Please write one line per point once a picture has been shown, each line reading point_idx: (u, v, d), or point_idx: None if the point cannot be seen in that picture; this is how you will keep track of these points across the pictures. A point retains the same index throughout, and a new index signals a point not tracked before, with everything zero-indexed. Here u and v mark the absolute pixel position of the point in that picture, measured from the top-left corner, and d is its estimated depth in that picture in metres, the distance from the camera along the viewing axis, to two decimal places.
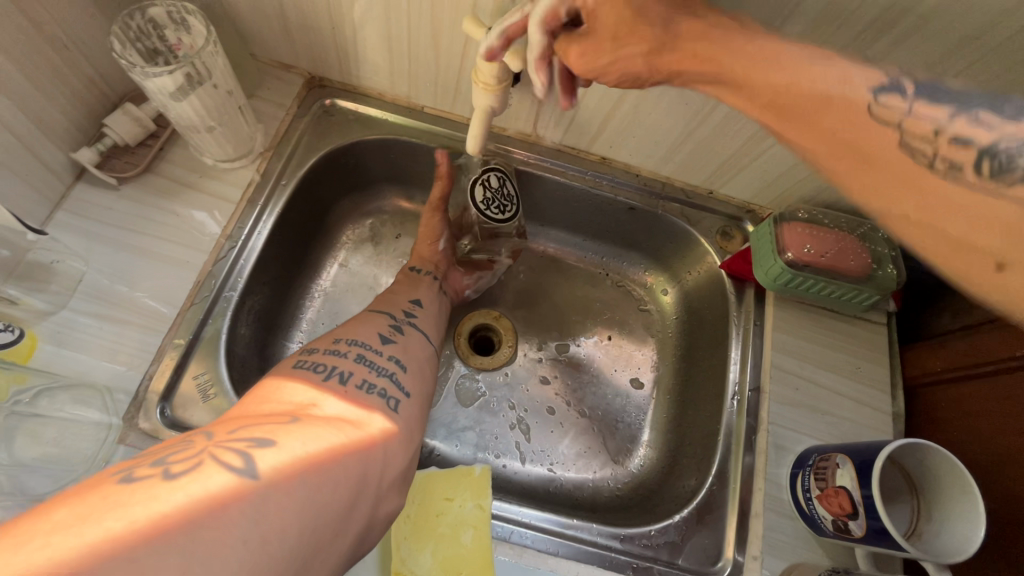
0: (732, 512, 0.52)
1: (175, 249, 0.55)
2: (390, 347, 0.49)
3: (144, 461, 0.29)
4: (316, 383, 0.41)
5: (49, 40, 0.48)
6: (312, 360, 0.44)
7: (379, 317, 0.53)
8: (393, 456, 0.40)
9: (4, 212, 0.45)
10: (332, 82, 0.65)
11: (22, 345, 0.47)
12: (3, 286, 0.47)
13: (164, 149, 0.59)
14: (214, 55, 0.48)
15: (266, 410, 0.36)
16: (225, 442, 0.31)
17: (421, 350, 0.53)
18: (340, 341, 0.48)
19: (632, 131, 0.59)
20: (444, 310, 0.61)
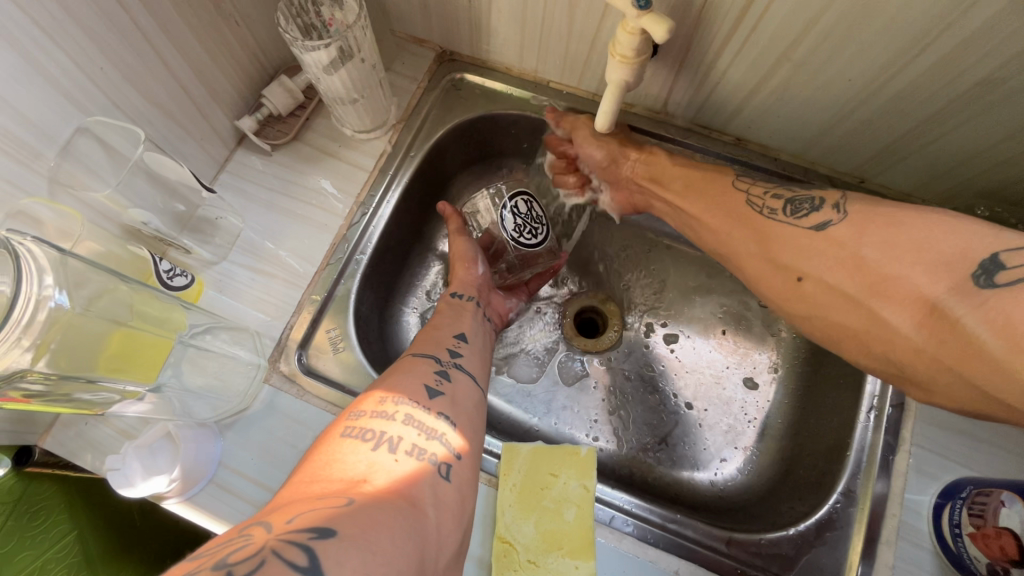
0: (859, 535, 0.48)
1: (315, 212, 0.60)
2: (439, 401, 0.44)
3: (201, 565, 0.25)
4: (366, 450, 0.36)
5: (225, 17, 0.53)
6: (358, 426, 0.38)
7: (425, 364, 0.48)
8: (449, 531, 0.35)
9: (185, 170, 0.52)
10: (461, 56, 0.66)
11: (193, 289, 0.54)
12: (180, 237, 0.55)
13: (310, 119, 0.64)
14: (363, 31, 0.51)
15: (319, 490, 0.31)
16: (285, 534, 0.26)
17: (471, 399, 0.47)
18: (387, 399, 0.42)
19: (777, 109, 0.54)
20: (489, 340, 0.58)
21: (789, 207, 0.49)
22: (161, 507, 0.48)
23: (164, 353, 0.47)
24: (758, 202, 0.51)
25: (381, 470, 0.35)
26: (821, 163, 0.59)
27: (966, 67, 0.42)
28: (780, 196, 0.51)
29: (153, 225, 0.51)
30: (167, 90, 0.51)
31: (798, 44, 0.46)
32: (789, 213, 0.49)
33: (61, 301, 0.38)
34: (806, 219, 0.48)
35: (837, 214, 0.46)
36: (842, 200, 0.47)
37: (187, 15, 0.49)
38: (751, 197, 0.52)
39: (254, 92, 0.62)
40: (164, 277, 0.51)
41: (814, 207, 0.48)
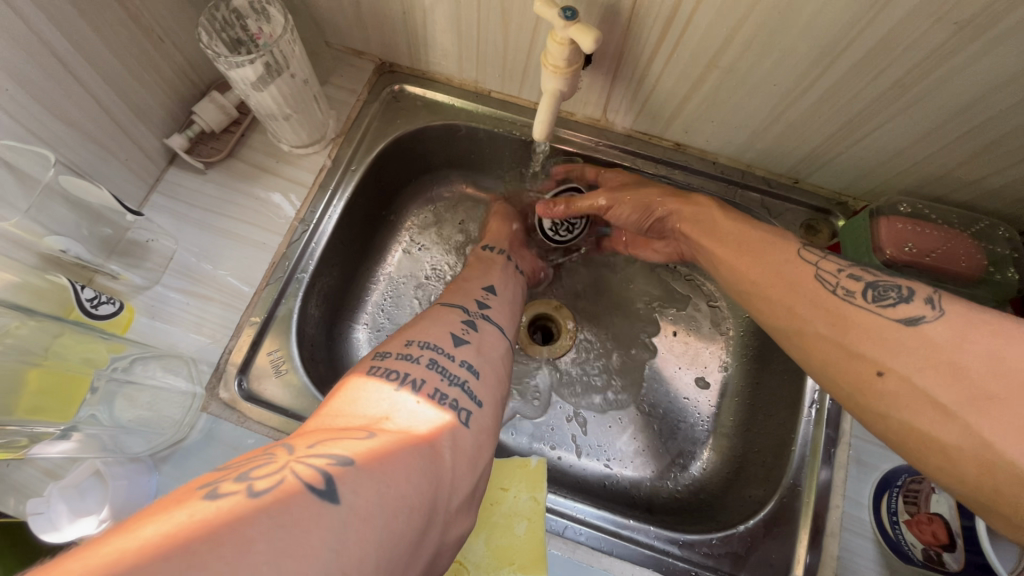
0: (805, 528, 0.49)
1: (254, 231, 0.58)
2: (463, 350, 0.45)
3: (233, 473, 0.28)
4: (388, 393, 0.39)
5: (146, 33, 0.51)
6: (384, 366, 0.42)
7: (454, 312, 0.50)
8: (463, 475, 0.37)
9: (107, 193, 0.50)
10: (401, 67, 0.66)
11: (122, 317, 0.52)
12: (106, 263, 0.53)
13: (246, 135, 0.62)
14: (291, 45, 0.50)
15: (341, 425, 0.34)
16: (306, 458, 0.29)
17: (496, 349, 0.49)
18: (414, 343, 0.45)
19: (710, 115, 0.55)
20: (517, 291, 0.59)
21: (870, 292, 0.42)
22: None
23: (83, 386, 0.45)
24: (830, 279, 0.44)
25: (402, 411, 0.37)
26: (756, 165, 0.61)
27: (880, 71, 0.44)
28: (858, 276, 0.44)
29: (73, 253, 0.49)
30: (84, 110, 0.48)
31: (724, 50, 0.47)
32: (868, 297, 0.42)
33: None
34: (892, 309, 0.40)
35: (933, 311, 0.38)
36: (934, 294, 0.40)
37: (101, 32, 0.47)
38: (821, 273, 0.45)
39: (184, 109, 0.59)
40: (87, 306, 0.49)
41: (903, 296, 0.41)
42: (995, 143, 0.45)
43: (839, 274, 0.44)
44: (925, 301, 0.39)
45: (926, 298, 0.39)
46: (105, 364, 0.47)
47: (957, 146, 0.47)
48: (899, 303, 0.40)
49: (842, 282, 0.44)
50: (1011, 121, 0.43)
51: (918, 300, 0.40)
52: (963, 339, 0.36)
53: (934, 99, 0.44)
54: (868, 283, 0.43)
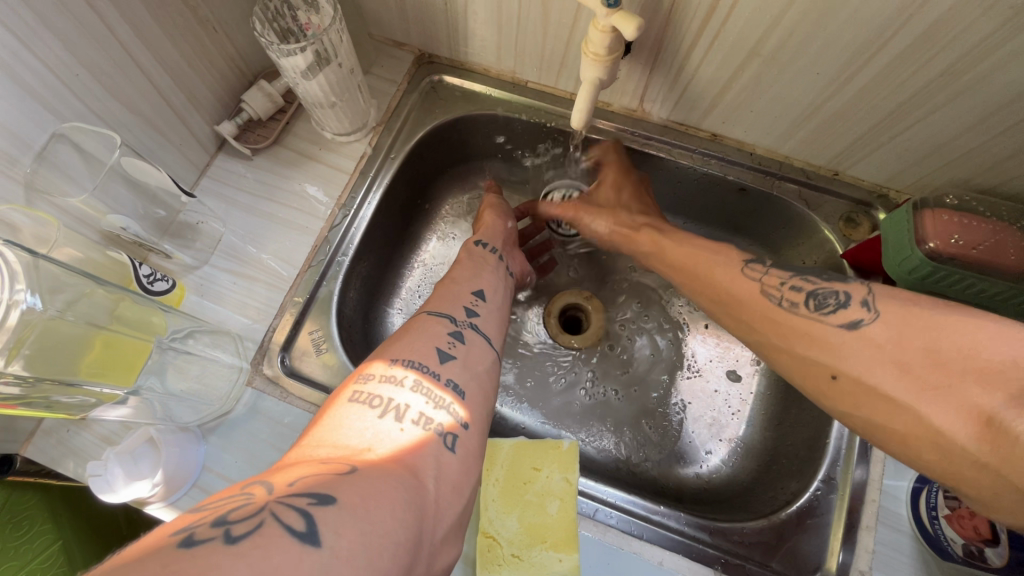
0: (840, 521, 0.48)
1: (297, 215, 0.60)
2: (449, 367, 0.43)
3: (205, 517, 0.25)
4: (372, 419, 0.35)
5: (202, 24, 0.53)
6: (366, 390, 0.38)
7: (441, 322, 0.47)
8: (448, 505, 0.34)
9: (165, 176, 0.53)
10: (440, 58, 0.67)
11: (174, 293, 0.54)
12: (160, 242, 0.55)
13: (291, 123, 0.64)
14: (339, 34, 0.51)
15: (321, 458, 0.31)
16: (286, 497, 0.26)
17: (483, 363, 0.46)
18: (399, 361, 0.42)
19: (749, 105, 0.55)
20: (507, 296, 0.57)
21: (811, 301, 0.45)
22: (145, 511, 0.48)
23: (143, 354, 0.47)
24: (774, 292, 0.48)
25: (387, 438, 0.34)
26: (795, 157, 0.60)
27: (930, 57, 0.43)
28: (800, 288, 0.47)
29: (132, 231, 0.51)
30: (143, 95, 0.51)
31: (767, 38, 0.46)
32: (809, 307, 0.45)
33: (35, 301, 0.38)
34: (833, 315, 0.43)
35: (868, 314, 0.41)
36: (870, 296, 0.42)
37: (162, 22, 0.49)
38: (766, 287, 0.48)
39: (235, 97, 0.62)
40: (144, 282, 0.51)
41: (842, 303, 0.43)
42: None
43: (782, 288, 0.48)
44: (862, 305, 0.42)
45: (863, 301, 0.42)
46: (159, 337, 0.49)
47: (1011, 137, 0.46)
48: (835, 308, 0.43)
49: (785, 294, 0.47)
50: None
51: (853, 304, 0.43)
52: (969, 345, 0.35)
53: (986, 88, 0.43)
54: (809, 291, 0.46)
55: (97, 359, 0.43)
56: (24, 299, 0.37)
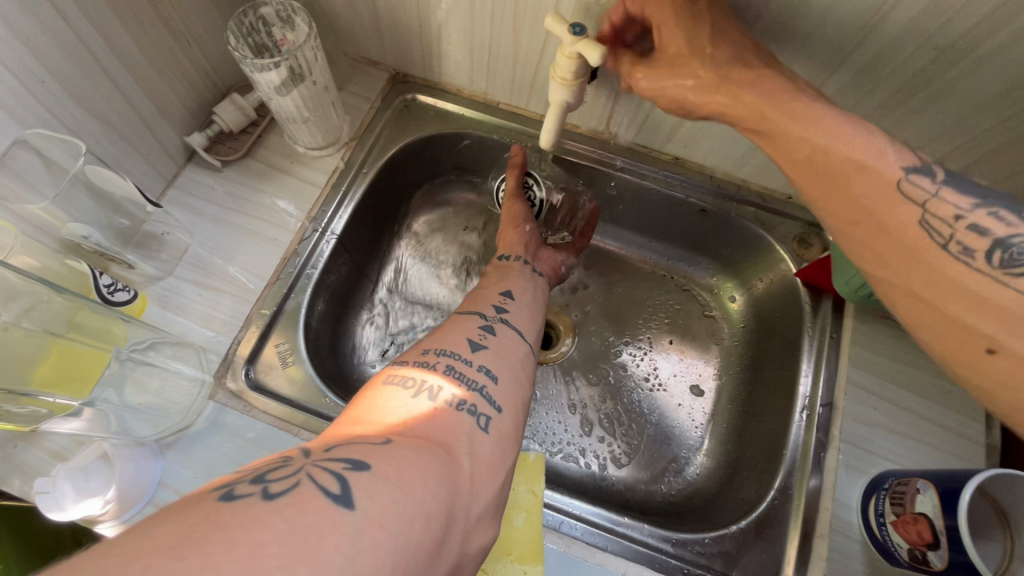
0: (796, 530, 0.50)
1: (266, 227, 0.60)
2: (481, 355, 0.43)
3: (247, 475, 0.26)
4: (406, 399, 0.36)
5: (175, 36, 0.54)
6: (400, 374, 0.39)
7: (471, 319, 0.48)
8: (482, 483, 0.33)
9: (132, 186, 0.52)
10: (414, 77, 0.69)
11: (135, 304, 0.53)
12: (123, 252, 0.54)
13: (263, 136, 0.64)
14: (314, 51, 0.52)
15: (358, 430, 0.31)
16: (322, 461, 0.27)
17: (516, 353, 0.46)
18: (433, 351, 0.43)
19: (708, 130, 0.58)
20: (539, 297, 0.57)
21: (1001, 252, 0.34)
22: (95, 531, 0.46)
23: (99, 365, 0.47)
24: (942, 229, 0.35)
25: (420, 416, 0.35)
26: (752, 180, 0.63)
27: (870, 89, 0.46)
28: (981, 224, 0.34)
29: (94, 240, 0.50)
30: (111, 103, 0.50)
31: None
32: (995, 260, 0.34)
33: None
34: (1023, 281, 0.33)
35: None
36: None
37: (134, 32, 0.49)
38: (929, 216, 0.35)
39: (206, 109, 0.62)
40: (104, 292, 0.50)
41: None
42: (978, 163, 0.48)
43: (955, 223, 0.35)
44: None
45: None
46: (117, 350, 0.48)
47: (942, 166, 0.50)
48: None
49: (957, 232, 0.35)
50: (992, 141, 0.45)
51: None
52: None
53: (917, 121, 0.47)
54: (999, 237, 0.34)
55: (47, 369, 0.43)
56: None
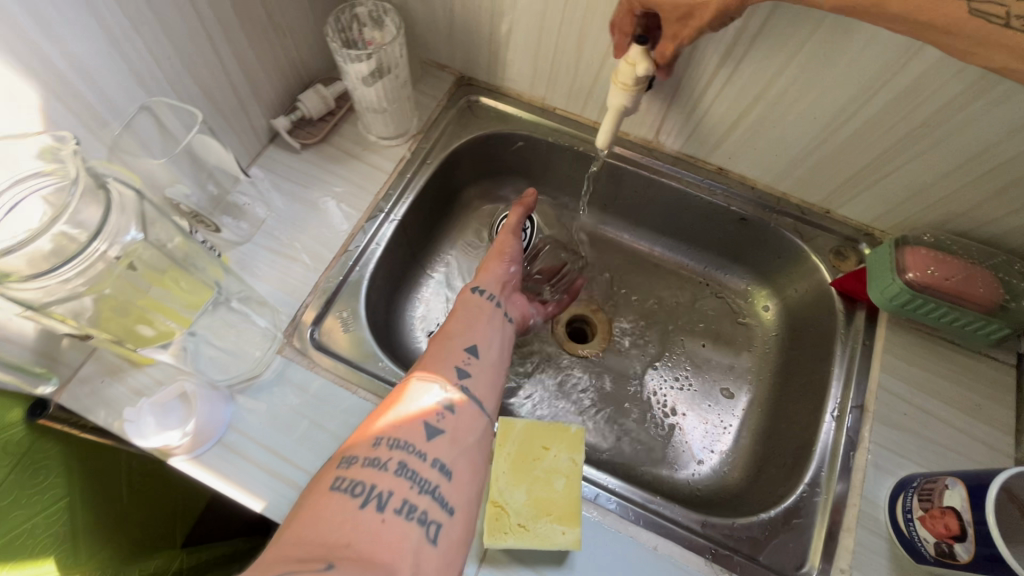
0: (822, 523, 0.51)
1: (336, 205, 0.65)
2: (437, 444, 0.41)
3: None
4: (352, 511, 0.35)
5: (275, 28, 0.60)
6: (348, 475, 0.37)
7: (430, 387, 0.45)
8: None
9: (230, 158, 0.59)
10: (477, 81, 0.74)
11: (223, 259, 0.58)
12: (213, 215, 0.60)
13: (338, 124, 0.70)
14: (398, 47, 0.58)
15: (302, 552, 0.32)
16: None
17: (472, 435, 0.44)
18: (381, 441, 0.40)
19: (754, 142, 0.62)
20: (503, 350, 0.54)
21: None
22: (169, 463, 0.51)
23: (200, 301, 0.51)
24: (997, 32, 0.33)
25: (365, 532, 0.34)
26: (792, 194, 0.67)
27: (914, 107, 0.50)
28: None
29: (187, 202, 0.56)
30: (218, 82, 0.57)
31: (775, 82, 0.54)
32: None
33: (135, 234, 0.43)
34: None
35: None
36: None
37: (244, 21, 0.56)
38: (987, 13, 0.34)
39: (291, 96, 0.68)
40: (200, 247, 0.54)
41: None
42: (1016, 183, 0.51)
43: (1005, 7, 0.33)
44: None
45: None
46: (218, 287, 0.53)
47: (978, 186, 0.53)
48: None
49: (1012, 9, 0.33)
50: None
51: None
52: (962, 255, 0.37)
53: (957, 141, 0.50)
54: None
55: (164, 297, 0.48)
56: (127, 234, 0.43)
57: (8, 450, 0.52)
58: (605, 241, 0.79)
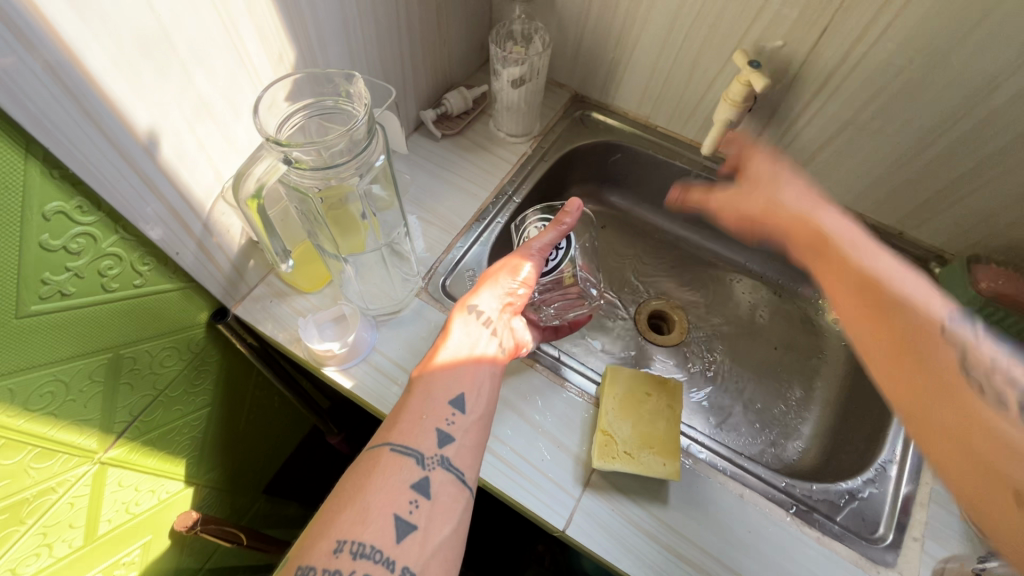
0: (896, 497, 0.56)
1: (467, 185, 0.76)
2: (407, 546, 0.40)
3: None
4: None
5: (441, 37, 0.74)
6: None
7: (405, 465, 0.44)
8: None
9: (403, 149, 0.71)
10: (589, 100, 0.86)
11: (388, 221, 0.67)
12: None
13: (471, 122, 0.82)
14: (543, 58, 0.71)
15: None
16: None
17: (447, 527, 0.43)
18: (344, 545, 0.38)
19: (838, 164, 0.71)
20: (491, 397, 0.52)
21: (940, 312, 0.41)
22: (322, 371, 0.60)
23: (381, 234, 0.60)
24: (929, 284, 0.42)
25: None
26: (869, 215, 0.75)
27: (989, 137, 0.59)
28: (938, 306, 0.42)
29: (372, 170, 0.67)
30: (397, 72, 0.70)
31: (864, 109, 0.64)
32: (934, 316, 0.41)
33: (380, 160, 0.52)
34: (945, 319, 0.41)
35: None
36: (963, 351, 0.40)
37: (424, 27, 0.70)
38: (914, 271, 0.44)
39: (437, 95, 0.81)
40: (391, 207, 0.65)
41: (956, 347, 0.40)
42: None
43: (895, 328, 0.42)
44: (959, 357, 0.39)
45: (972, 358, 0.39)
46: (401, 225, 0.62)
47: None
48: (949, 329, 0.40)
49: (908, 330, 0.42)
50: None
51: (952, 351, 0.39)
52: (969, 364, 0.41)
53: None
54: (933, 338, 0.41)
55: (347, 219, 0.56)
56: (376, 161, 0.52)
57: (190, 348, 0.62)
58: (685, 249, 0.88)
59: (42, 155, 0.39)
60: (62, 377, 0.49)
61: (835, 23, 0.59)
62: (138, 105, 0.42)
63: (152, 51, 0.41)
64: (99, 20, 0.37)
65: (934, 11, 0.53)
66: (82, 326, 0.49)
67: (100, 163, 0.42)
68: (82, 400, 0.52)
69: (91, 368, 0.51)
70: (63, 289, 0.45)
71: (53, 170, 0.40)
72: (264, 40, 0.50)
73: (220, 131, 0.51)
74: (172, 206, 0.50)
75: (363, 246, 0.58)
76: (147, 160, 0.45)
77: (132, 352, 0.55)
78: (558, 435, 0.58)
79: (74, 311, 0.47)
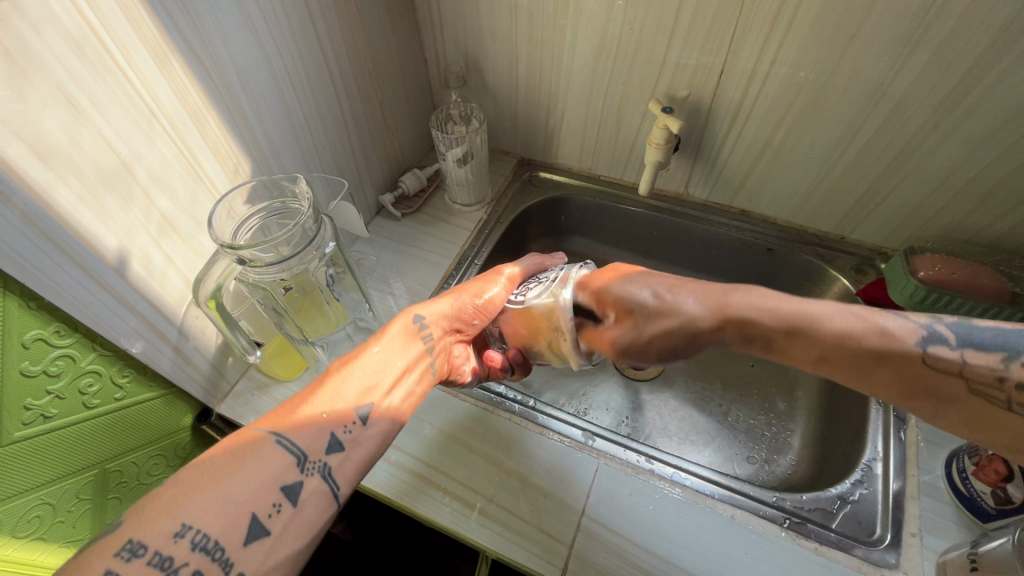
0: (886, 501, 0.55)
1: (430, 255, 0.81)
2: (252, 552, 0.36)
3: None
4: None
5: (387, 128, 0.82)
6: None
7: (284, 462, 0.40)
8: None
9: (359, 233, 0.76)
10: (535, 161, 0.94)
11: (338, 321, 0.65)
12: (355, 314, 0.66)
13: (428, 198, 0.89)
14: (479, 136, 0.79)
15: None
16: None
17: (298, 540, 0.39)
18: (188, 532, 0.34)
19: (768, 183, 0.77)
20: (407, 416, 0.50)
21: None
22: None
23: (341, 313, 0.65)
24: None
25: None
26: (808, 225, 0.79)
27: (890, 140, 0.64)
28: None
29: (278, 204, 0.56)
30: (350, 165, 0.77)
31: (776, 133, 0.70)
32: None
33: (330, 246, 0.57)
34: None
35: None
36: None
37: (369, 124, 0.78)
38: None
39: (393, 180, 0.88)
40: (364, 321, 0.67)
41: None
42: (991, 193, 0.63)
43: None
44: None
45: None
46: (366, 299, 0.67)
47: (962, 201, 0.65)
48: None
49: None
50: (996, 176, 0.61)
51: None
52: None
53: (930, 165, 0.64)
54: None
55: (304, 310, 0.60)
56: (328, 245, 0.56)
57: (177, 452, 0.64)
58: None
59: (19, 290, 0.42)
60: (48, 498, 0.50)
61: (727, 65, 0.66)
62: (106, 232, 0.47)
63: (114, 183, 0.47)
64: (64, 165, 0.42)
65: (809, 40, 0.60)
66: (66, 445, 0.51)
67: (74, 289, 0.46)
68: (70, 521, 0.53)
69: (78, 487, 0.53)
70: (44, 412, 0.48)
71: (29, 301, 0.43)
72: (219, 159, 0.57)
73: (185, 244, 0.56)
74: (145, 320, 0.53)
75: (335, 322, 0.64)
76: (118, 280, 0.49)
77: (117, 465, 0.57)
78: (545, 484, 0.58)
79: (57, 432, 0.49)
